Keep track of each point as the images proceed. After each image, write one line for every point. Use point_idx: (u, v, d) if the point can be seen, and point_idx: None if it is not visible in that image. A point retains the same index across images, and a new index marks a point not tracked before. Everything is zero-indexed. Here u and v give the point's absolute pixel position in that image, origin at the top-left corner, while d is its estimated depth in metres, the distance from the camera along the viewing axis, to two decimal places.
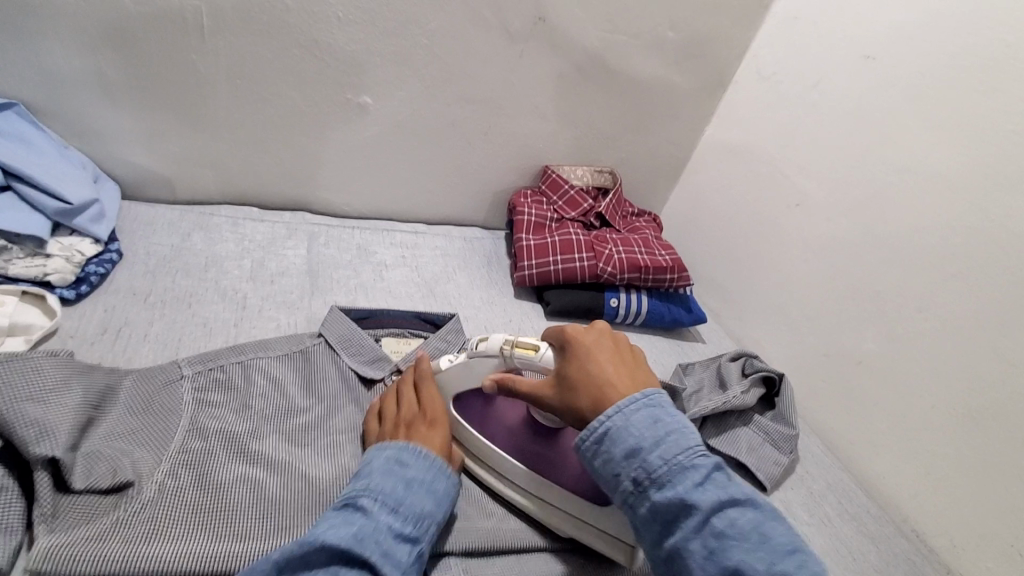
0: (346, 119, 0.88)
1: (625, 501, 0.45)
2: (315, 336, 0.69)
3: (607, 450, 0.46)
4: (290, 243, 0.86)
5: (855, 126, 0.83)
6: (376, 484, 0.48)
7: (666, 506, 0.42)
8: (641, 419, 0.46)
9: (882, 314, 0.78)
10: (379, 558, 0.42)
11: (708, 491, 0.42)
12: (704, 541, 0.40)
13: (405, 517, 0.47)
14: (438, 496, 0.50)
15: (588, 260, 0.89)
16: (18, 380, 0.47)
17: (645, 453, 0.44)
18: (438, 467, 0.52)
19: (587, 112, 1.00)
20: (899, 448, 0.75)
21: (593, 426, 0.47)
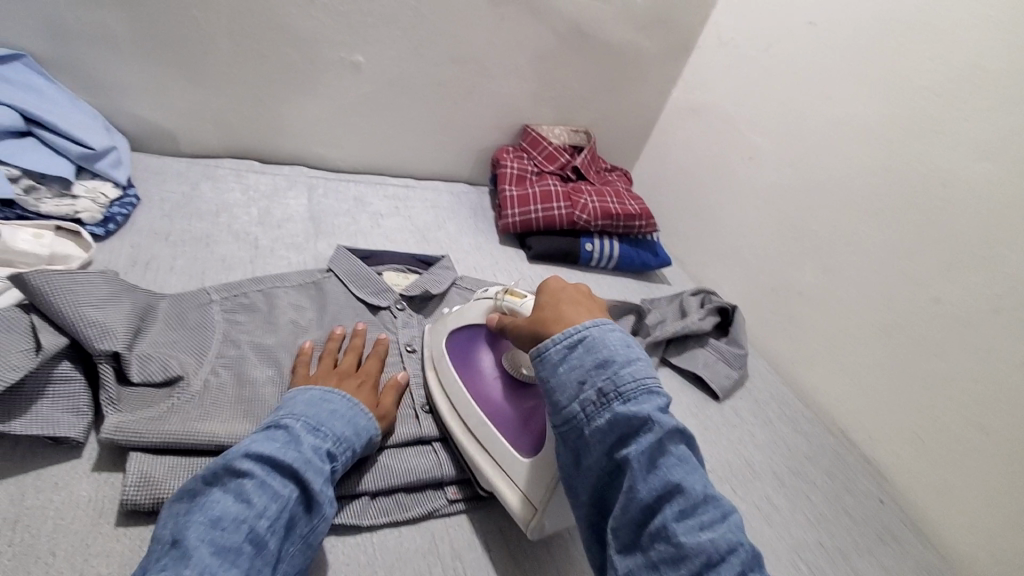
0: (341, 77, 0.95)
1: (581, 412, 0.47)
2: (324, 271, 0.78)
3: (581, 358, 0.48)
4: (291, 193, 0.93)
5: (799, 86, 0.94)
6: (299, 410, 0.52)
7: (625, 419, 0.44)
8: (619, 343, 0.48)
9: (819, 249, 0.90)
10: (298, 467, 0.46)
11: (669, 418, 0.45)
12: (652, 458, 0.43)
13: (326, 435, 0.51)
14: (360, 420, 0.55)
15: (565, 208, 0.99)
16: (79, 290, 0.54)
17: (618, 368, 0.46)
18: (358, 405, 0.56)
19: (562, 74, 1.08)
20: (830, 363, 0.88)
21: (574, 334, 0.49)
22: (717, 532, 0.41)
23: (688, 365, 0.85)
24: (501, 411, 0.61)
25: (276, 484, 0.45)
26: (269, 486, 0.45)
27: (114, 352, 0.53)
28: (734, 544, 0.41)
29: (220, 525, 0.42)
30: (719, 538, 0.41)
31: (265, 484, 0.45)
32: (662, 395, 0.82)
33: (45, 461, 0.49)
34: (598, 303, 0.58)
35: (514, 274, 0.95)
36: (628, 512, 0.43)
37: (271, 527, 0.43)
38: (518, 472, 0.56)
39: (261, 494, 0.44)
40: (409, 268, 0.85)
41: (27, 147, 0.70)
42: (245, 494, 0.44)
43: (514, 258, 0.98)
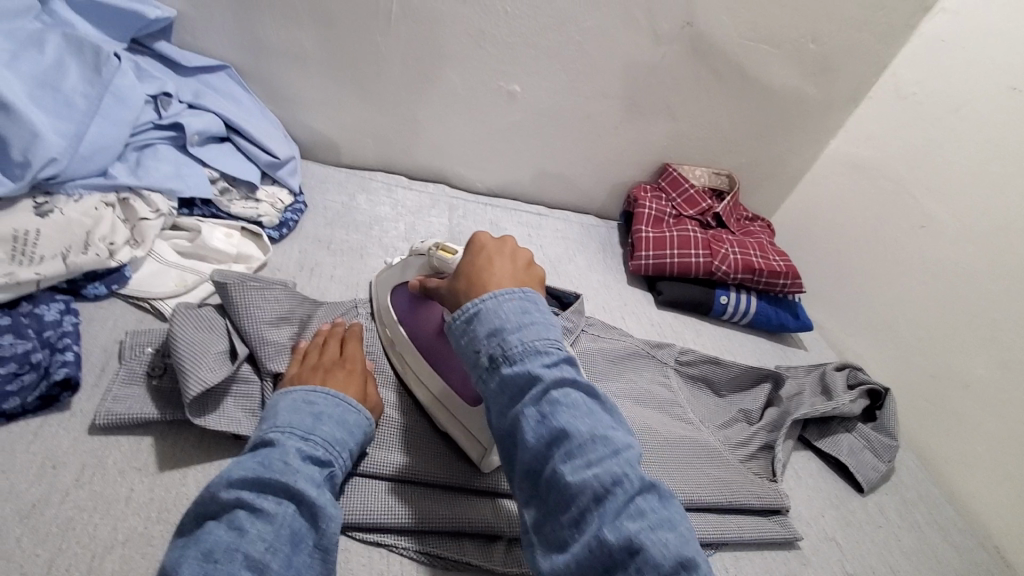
0: (495, 103, 0.97)
1: (479, 378, 0.44)
2: None
3: (471, 329, 0.45)
4: (434, 212, 0.96)
5: (998, 154, 0.83)
6: (281, 420, 0.48)
7: (513, 379, 0.42)
8: (512, 306, 0.45)
9: (1003, 341, 0.78)
10: (290, 477, 0.43)
11: (556, 370, 0.42)
12: (539, 409, 0.41)
13: (316, 442, 0.47)
14: (350, 425, 0.52)
15: (703, 257, 0.94)
16: (262, 306, 0.60)
17: (507, 333, 0.43)
18: (346, 401, 0.53)
19: (713, 115, 1.04)
20: (1003, 473, 0.77)
21: (465, 307, 0.46)
22: (606, 470, 0.38)
23: (832, 449, 0.78)
24: (450, 370, 0.60)
25: (268, 502, 0.41)
26: (262, 508, 0.40)
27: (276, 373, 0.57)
28: (622, 477, 0.37)
29: (211, 556, 0.37)
30: (605, 474, 0.38)
31: (257, 506, 0.41)
32: (799, 477, 0.75)
33: (226, 454, 0.53)
34: (523, 259, 0.52)
35: (642, 319, 0.92)
36: (528, 469, 0.40)
37: (270, 549, 0.39)
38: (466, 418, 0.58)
39: (252, 517, 0.40)
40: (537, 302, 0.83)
41: (227, 153, 0.78)
42: (237, 521, 0.39)
43: (643, 301, 0.95)
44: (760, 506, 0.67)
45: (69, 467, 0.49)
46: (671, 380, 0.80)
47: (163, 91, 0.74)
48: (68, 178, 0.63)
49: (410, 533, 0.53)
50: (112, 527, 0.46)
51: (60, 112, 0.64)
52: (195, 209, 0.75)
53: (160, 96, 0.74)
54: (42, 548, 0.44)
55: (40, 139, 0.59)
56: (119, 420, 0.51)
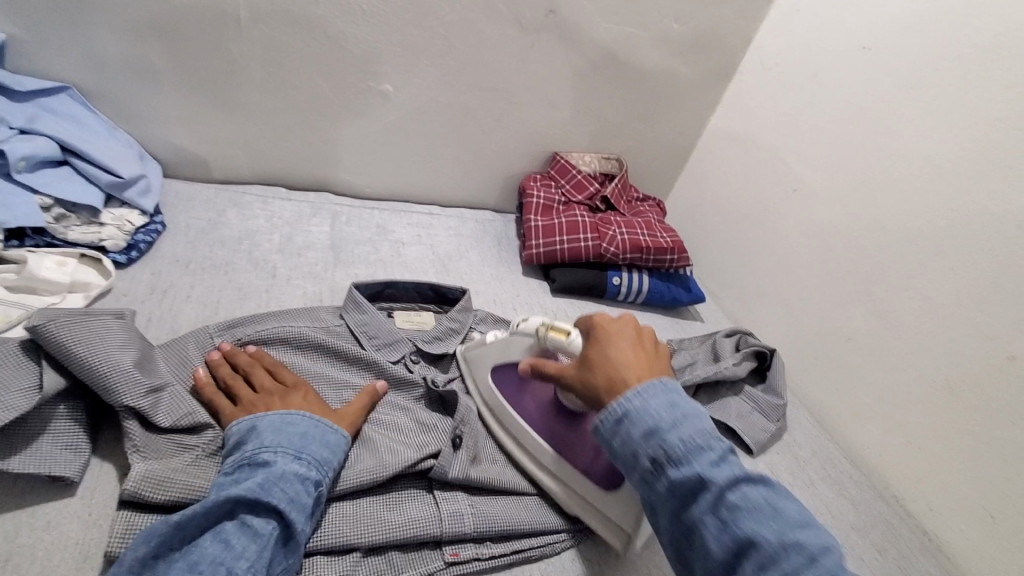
0: (368, 105, 0.94)
1: (642, 480, 0.45)
2: (336, 317, 0.74)
3: (624, 430, 0.46)
4: (314, 220, 0.93)
5: (851, 115, 0.86)
6: (270, 441, 0.51)
7: (682, 483, 0.42)
8: (659, 401, 0.46)
9: (872, 292, 0.82)
10: (285, 504, 0.46)
11: (725, 469, 0.42)
12: (718, 515, 0.41)
13: (304, 462, 0.50)
14: (332, 447, 0.54)
15: (592, 240, 0.94)
16: (95, 338, 0.53)
17: (665, 432, 0.44)
18: (325, 424, 0.56)
19: (594, 101, 1.05)
20: (883, 419, 0.79)
21: (611, 408, 0.47)
22: None
23: (720, 414, 0.78)
24: (568, 446, 0.62)
25: (258, 521, 0.45)
26: (251, 525, 0.44)
27: (134, 406, 0.52)
28: None
29: (197, 567, 0.41)
30: None
31: (246, 524, 0.44)
32: None
33: (37, 499, 0.49)
34: (649, 339, 0.55)
35: (537, 308, 0.91)
36: None
37: (253, 565, 0.42)
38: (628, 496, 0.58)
39: (240, 532, 0.44)
40: (420, 307, 0.81)
41: (60, 175, 0.73)
42: (223, 534, 0.43)
43: (537, 291, 0.94)
44: None
45: None
46: None
47: None
48: None
49: None
50: None
51: None
52: (26, 239, 0.69)
53: None
54: None
55: None
56: None
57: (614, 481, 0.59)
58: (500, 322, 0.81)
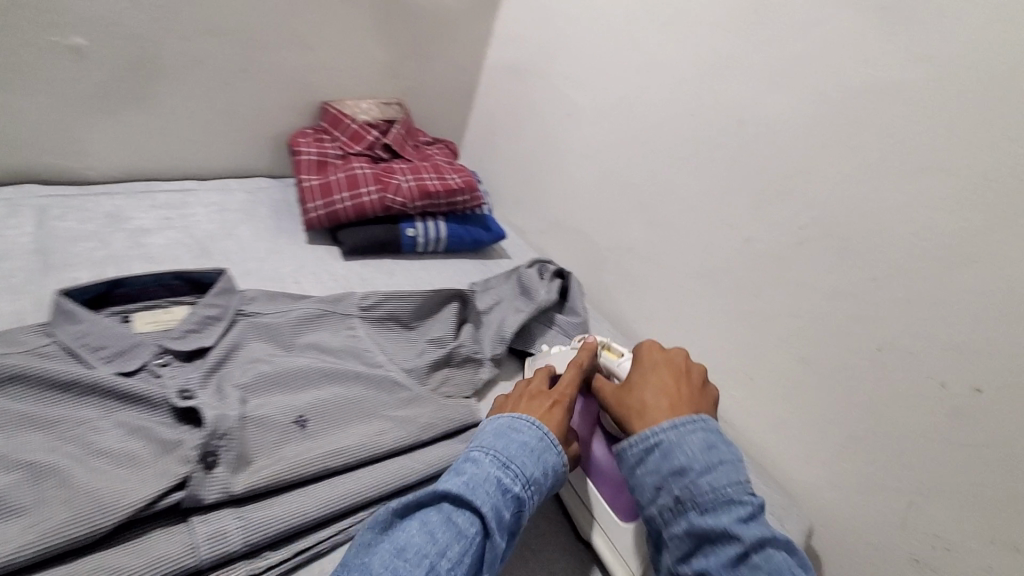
0: (55, 64, 0.74)
1: (658, 516, 0.49)
2: (42, 334, 0.57)
3: (652, 462, 0.50)
4: (9, 221, 0.73)
5: (601, 32, 0.88)
6: (518, 456, 0.49)
7: (704, 529, 0.46)
8: (696, 443, 0.51)
9: (642, 202, 0.86)
10: (488, 509, 0.45)
11: (752, 527, 0.46)
12: (734, 568, 0.45)
13: (515, 475, 0.48)
14: (544, 452, 0.51)
15: (376, 192, 0.87)
16: None
17: (694, 476, 0.48)
18: (549, 441, 0.52)
19: (356, 40, 0.95)
20: (665, 317, 0.86)
21: (644, 437, 0.52)
22: None
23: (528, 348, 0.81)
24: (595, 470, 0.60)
25: (462, 520, 0.44)
26: (456, 522, 0.44)
27: None
28: None
29: (401, 556, 0.41)
30: None
31: (451, 520, 0.44)
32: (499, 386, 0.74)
33: None
34: (675, 368, 0.60)
35: (324, 276, 0.82)
36: None
37: (452, 566, 0.41)
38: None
39: (447, 527, 0.43)
40: (169, 301, 0.68)
41: None
42: (430, 524, 0.43)
43: (325, 258, 0.85)
44: (449, 436, 0.65)
45: None
46: (354, 330, 0.72)
47: None
48: None
49: None
50: None
51: None
52: None
53: None
54: None
55: None
56: None
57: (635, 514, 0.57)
58: (275, 294, 0.72)
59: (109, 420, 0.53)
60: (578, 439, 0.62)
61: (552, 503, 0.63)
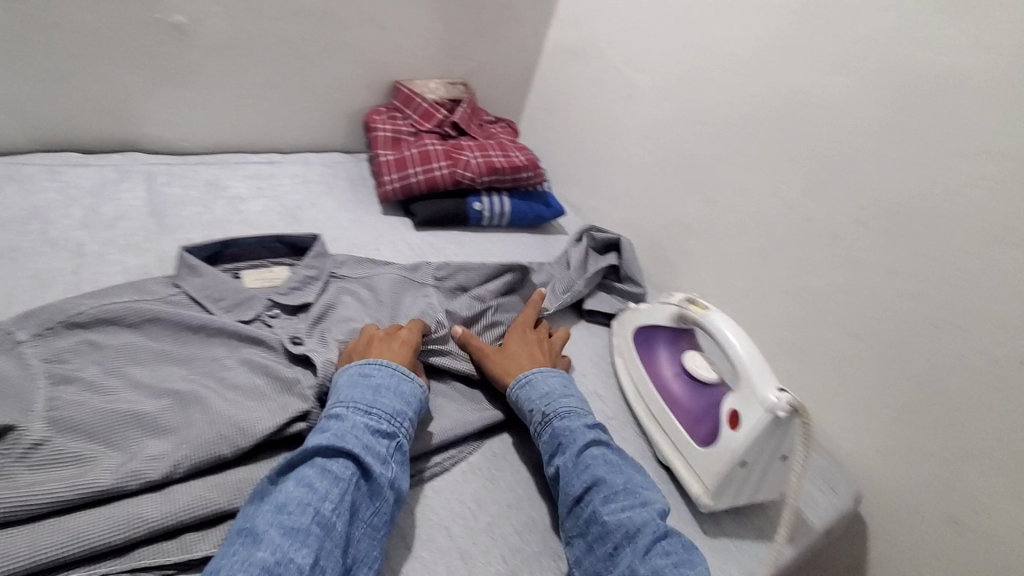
0: (160, 42, 0.81)
1: (534, 434, 0.61)
2: (172, 286, 0.66)
3: (526, 395, 0.63)
4: (125, 186, 0.81)
5: (665, 15, 0.91)
6: (382, 399, 0.54)
7: (562, 437, 0.58)
8: (553, 382, 0.65)
9: (700, 182, 0.90)
10: (360, 450, 0.49)
11: (591, 431, 0.59)
12: (577, 462, 0.56)
13: (378, 417, 0.53)
14: (405, 395, 0.56)
15: (447, 167, 0.92)
16: None
17: (558, 401, 0.62)
18: (401, 373, 0.58)
19: (426, 22, 0.99)
20: (720, 293, 0.90)
21: (518, 377, 0.65)
22: (634, 513, 0.52)
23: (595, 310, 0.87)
24: (674, 403, 0.69)
25: (338, 467, 0.48)
26: (330, 470, 0.47)
27: None
28: (654, 524, 0.51)
29: (285, 508, 0.44)
30: (635, 517, 0.51)
31: (326, 470, 0.47)
32: (564, 349, 0.79)
33: None
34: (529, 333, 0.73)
35: (401, 245, 0.88)
36: (571, 505, 0.55)
37: (336, 509, 0.45)
38: (733, 437, 0.60)
39: (322, 476, 0.47)
40: (271, 261, 0.74)
41: None
42: (306, 478, 0.46)
43: (399, 228, 0.91)
44: None
45: None
46: (429, 296, 0.75)
47: None
48: None
49: (108, 552, 0.45)
50: None
51: None
52: None
53: None
54: None
55: None
56: None
57: (706, 441, 0.64)
58: (364, 262, 0.79)
59: (233, 359, 0.61)
60: (661, 376, 0.72)
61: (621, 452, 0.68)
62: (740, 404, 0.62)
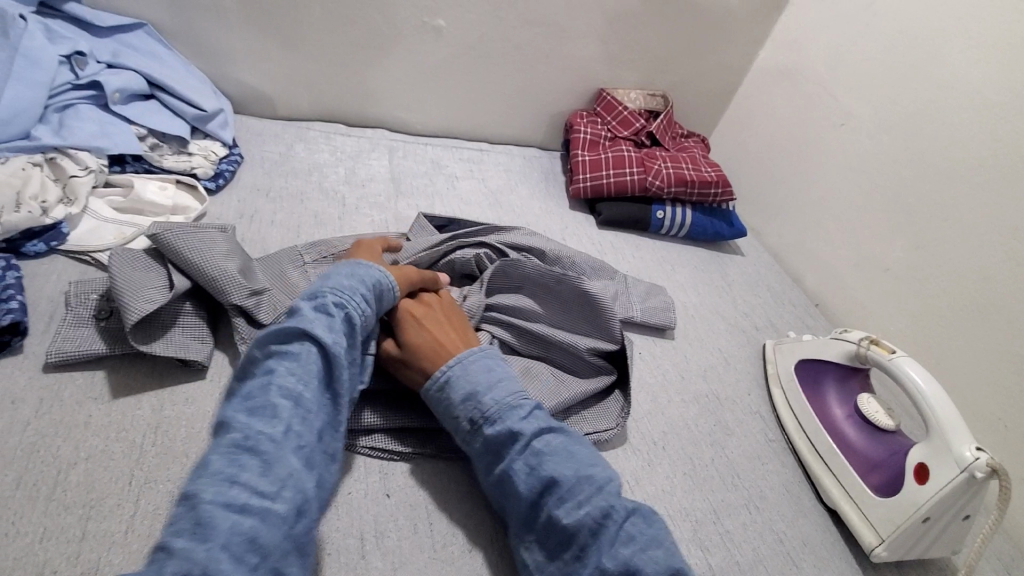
0: (419, 40, 0.96)
1: (463, 439, 0.51)
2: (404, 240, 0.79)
3: (446, 395, 0.52)
4: (374, 155, 0.98)
5: (903, 45, 0.86)
6: (330, 282, 0.51)
7: (495, 438, 0.49)
8: (478, 367, 0.53)
9: (911, 224, 0.84)
10: (326, 334, 0.47)
11: (531, 421, 0.50)
12: (526, 461, 0.48)
13: (347, 305, 0.50)
14: (359, 277, 0.53)
15: (638, 174, 0.98)
16: (202, 245, 0.61)
17: (481, 395, 0.51)
18: (359, 274, 0.54)
19: (642, 36, 1.05)
20: (914, 345, 0.83)
21: (435, 376, 0.52)
22: (593, 505, 0.46)
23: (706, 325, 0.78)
24: (847, 446, 0.67)
25: (295, 348, 0.45)
26: (286, 352, 0.45)
27: (240, 306, 0.60)
28: (611, 507, 0.45)
29: (249, 396, 0.42)
30: (595, 508, 0.46)
31: (296, 357, 0.45)
32: (729, 364, 0.80)
33: (177, 380, 0.58)
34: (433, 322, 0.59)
35: (584, 239, 0.96)
36: (527, 513, 0.49)
37: (303, 382, 0.44)
38: (921, 492, 0.58)
39: (293, 362, 0.45)
40: None
41: (151, 108, 0.80)
42: (273, 367, 0.44)
43: (584, 223, 0.99)
44: (685, 394, 0.73)
45: (27, 401, 0.53)
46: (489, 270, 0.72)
47: (76, 51, 0.74)
48: None
49: (357, 430, 0.57)
50: (76, 447, 0.50)
51: None
52: (127, 166, 0.77)
53: (74, 56, 0.74)
54: (8, 469, 0.48)
55: None
56: (71, 356, 0.55)
57: (887, 491, 0.61)
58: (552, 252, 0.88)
59: None
60: (831, 418, 0.69)
61: (780, 475, 0.67)
62: (931, 457, 0.58)
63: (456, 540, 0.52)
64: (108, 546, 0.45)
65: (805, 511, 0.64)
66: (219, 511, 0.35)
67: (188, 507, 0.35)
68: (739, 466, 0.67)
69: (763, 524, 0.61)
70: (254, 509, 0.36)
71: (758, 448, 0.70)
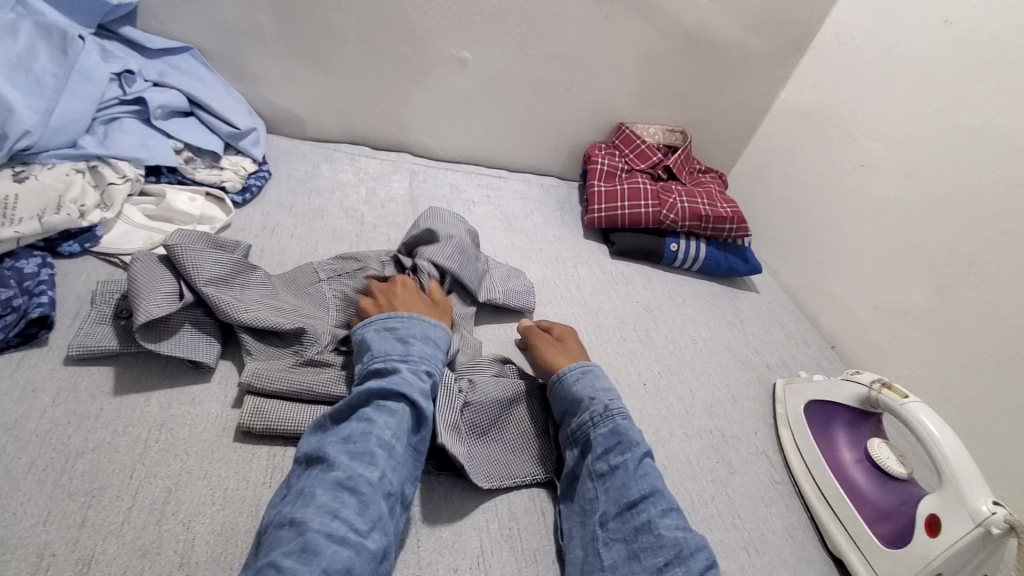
0: (446, 71, 1.00)
1: (585, 421, 0.59)
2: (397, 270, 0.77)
3: (591, 386, 0.62)
4: (395, 177, 1.02)
5: (925, 91, 0.86)
6: (408, 341, 0.59)
7: (621, 430, 0.58)
8: (606, 383, 0.63)
9: (933, 268, 0.82)
10: (413, 389, 0.54)
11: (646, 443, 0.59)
12: (638, 465, 0.55)
13: (417, 360, 0.57)
14: (434, 342, 0.61)
15: (653, 207, 0.98)
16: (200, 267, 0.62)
17: (618, 401, 0.61)
18: (424, 332, 0.61)
19: (663, 73, 1.07)
20: (935, 392, 0.80)
21: (584, 369, 0.64)
22: (691, 535, 0.51)
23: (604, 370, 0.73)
24: (855, 492, 0.64)
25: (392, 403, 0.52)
26: (384, 406, 0.52)
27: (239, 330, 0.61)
28: (704, 545, 0.50)
29: (350, 440, 0.49)
30: (691, 538, 0.50)
31: (386, 408, 0.52)
32: (736, 401, 0.78)
33: (185, 381, 0.60)
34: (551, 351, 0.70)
35: (595, 267, 0.96)
36: (620, 508, 0.53)
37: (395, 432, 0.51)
38: (932, 546, 0.56)
39: (388, 415, 0.51)
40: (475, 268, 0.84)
41: (190, 125, 0.85)
42: (366, 416, 0.51)
43: (597, 252, 1.00)
44: (688, 428, 0.72)
45: (46, 390, 0.55)
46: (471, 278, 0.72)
47: (126, 69, 0.80)
48: (42, 149, 0.70)
49: None
50: (85, 437, 0.52)
51: (31, 91, 0.70)
52: (162, 176, 0.82)
53: (124, 74, 0.80)
54: (22, 454, 0.50)
55: (15, 114, 0.66)
56: (90, 351, 0.58)
57: (896, 543, 0.59)
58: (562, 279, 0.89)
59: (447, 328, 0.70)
60: (839, 461, 0.67)
61: (784, 519, 0.65)
62: (943, 509, 0.56)
63: (443, 559, 0.52)
64: (106, 535, 0.47)
65: (809, 558, 0.62)
66: (323, 541, 0.42)
67: (298, 532, 0.42)
68: (739, 506, 0.64)
69: (763, 568, 0.59)
70: (350, 543, 0.43)
71: (762, 488, 0.68)
